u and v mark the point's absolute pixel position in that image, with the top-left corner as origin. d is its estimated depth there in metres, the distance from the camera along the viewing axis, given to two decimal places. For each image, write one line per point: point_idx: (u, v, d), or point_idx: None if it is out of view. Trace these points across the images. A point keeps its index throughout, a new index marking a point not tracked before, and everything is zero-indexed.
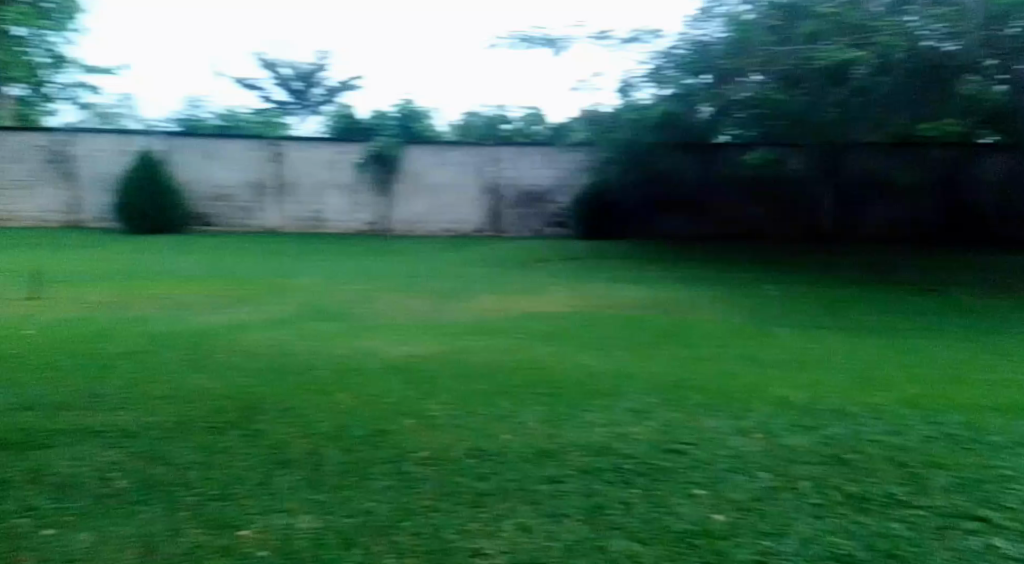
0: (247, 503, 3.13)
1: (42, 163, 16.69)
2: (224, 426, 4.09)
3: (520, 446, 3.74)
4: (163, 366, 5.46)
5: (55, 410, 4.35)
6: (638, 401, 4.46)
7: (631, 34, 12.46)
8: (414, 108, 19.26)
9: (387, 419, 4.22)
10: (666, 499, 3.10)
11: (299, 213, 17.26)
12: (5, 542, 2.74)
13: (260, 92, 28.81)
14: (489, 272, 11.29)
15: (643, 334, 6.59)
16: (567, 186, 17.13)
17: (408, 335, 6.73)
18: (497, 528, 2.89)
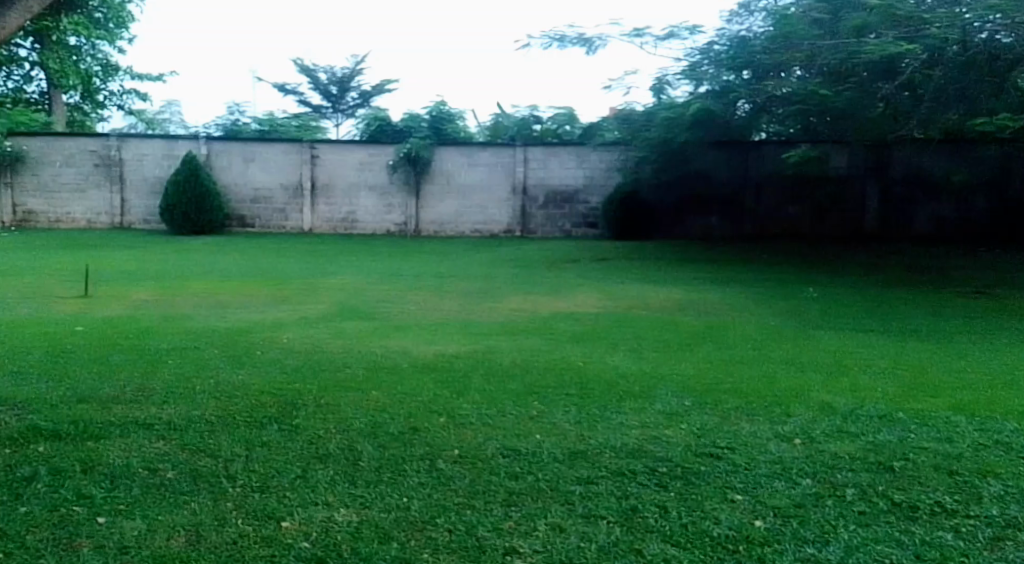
0: (288, 496, 3.16)
1: (94, 168, 17.04)
2: (266, 421, 4.13)
3: (552, 446, 3.72)
4: (205, 362, 5.54)
5: (106, 403, 4.42)
6: (672, 404, 4.41)
7: (669, 30, 12.39)
8: (445, 110, 19.30)
9: (420, 417, 4.21)
10: (703, 503, 3.06)
11: (332, 214, 17.42)
12: (61, 529, 2.82)
13: (296, 96, 29.14)
14: (521, 272, 11.29)
15: (679, 335, 6.54)
16: (599, 187, 17.05)
17: (441, 335, 6.74)
18: (532, 528, 2.87)
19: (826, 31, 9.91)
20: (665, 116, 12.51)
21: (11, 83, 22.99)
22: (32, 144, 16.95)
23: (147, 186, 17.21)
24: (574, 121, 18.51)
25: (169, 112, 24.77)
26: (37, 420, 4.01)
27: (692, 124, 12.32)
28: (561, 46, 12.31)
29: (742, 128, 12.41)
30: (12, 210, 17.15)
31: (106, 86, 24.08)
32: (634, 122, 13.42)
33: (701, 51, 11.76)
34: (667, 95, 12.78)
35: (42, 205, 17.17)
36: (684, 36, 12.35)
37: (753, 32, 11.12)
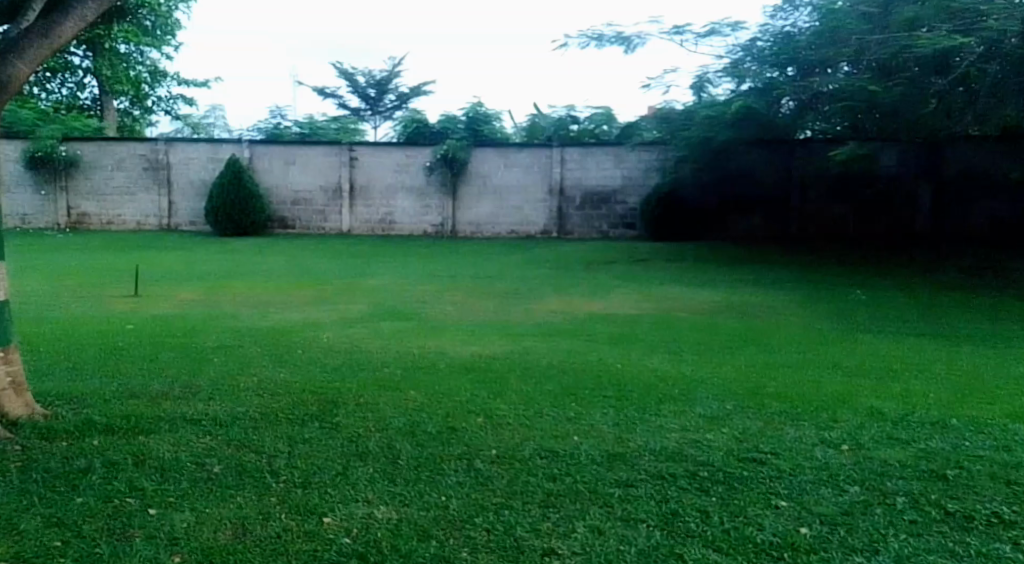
0: (329, 492, 3.18)
1: (142, 171, 17.36)
2: (307, 418, 4.16)
3: (591, 448, 3.68)
4: (249, 360, 5.62)
5: (156, 398, 4.49)
6: (713, 407, 4.35)
7: (710, 27, 12.27)
8: (482, 111, 19.35)
9: (457, 417, 4.20)
10: (746, 509, 3.01)
11: (370, 215, 17.57)
12: (113, 520, 2.88)
13: (336, 100, 29.46)
14: (560, 273, 11.27)
15: (720, 338, 6.46)
16: (637, 188, 16.95)
17: (477, 335, 6.75)
18: (570, 529, 2.85)
19: (875, 26, 9.76)
20: (706, 115, 12.47)
21: (64, 89, 23.52)
22: (86, 148, 17.29)
23: (193, 189, 17.52)
24: (611, 120, 18.48)
25: (213, 116, 25.18)
26: (91, 414, 4.07)
27: (734, 123, 12.19)
28: (600, 45, 12.26)
29: (785, 127, 12.24)
30: (66, 213, 17.51)
31: (154, 91, 24.56)
32: (674, 121, 13.46)
33: (743, 48, 11.64)
34: (708, 93, 12.76)
35: (95, 208, 17.53)
36: (726, 33, 12.23)
37: (798, 28, 11.02)
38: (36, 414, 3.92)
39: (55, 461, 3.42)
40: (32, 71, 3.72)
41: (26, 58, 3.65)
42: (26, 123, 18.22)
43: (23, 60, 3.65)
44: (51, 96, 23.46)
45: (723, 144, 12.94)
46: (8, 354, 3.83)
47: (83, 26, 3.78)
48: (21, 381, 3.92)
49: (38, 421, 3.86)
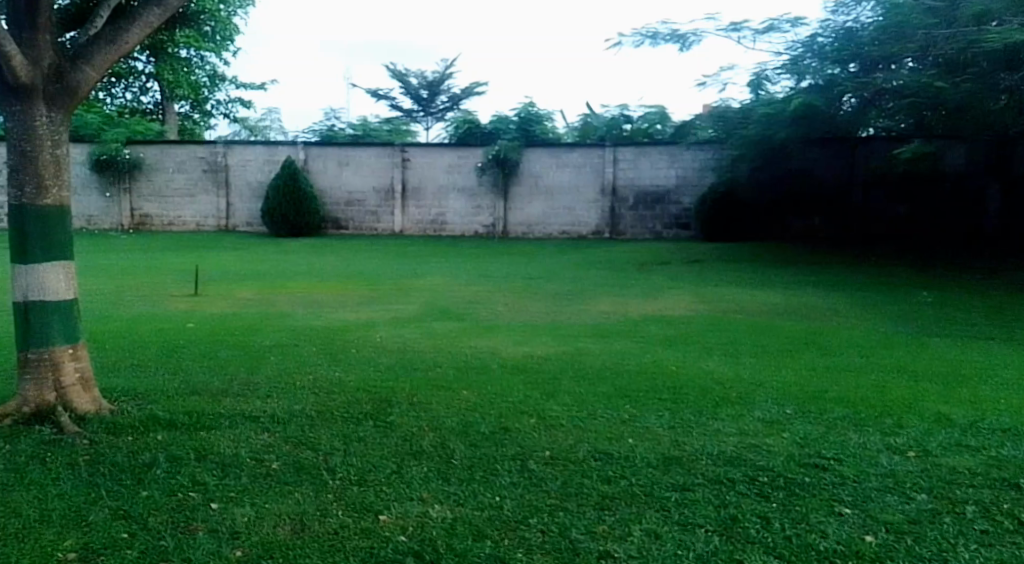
0: (385, 490, 3.20)
1: (202, 174, 17.79)
2: (362, 417, 4.19)
3: (645, 451, 3.63)
4: (305, 359, 5.69)
5: (216, 395, 4.59)
6: (772, 411, 4.27)
7: (768, 23, 12.08)
8: (534, 111, 19.35)
9: (510, 417, 4.20)
10: (807, 516, 2.94)
11: (422, 215, 17.71)
12: (176, 514, 2.95)
13: (389, 101, 29.80)
14: (613, 273, 11.22)
15: (780, 340, 6.34)
16: (691, 188, 16.73)
17: (529, 335, 6.74)
18: (625, 533, 2.81)
19: (941, 20, 9.49)
20: (763, 113, 12.24)
21: (128, 94, 24.22)
22: (148, 151, 17.77)
23: (250, 190, 17.88)
24: (666, 119, 18.24)
25: (269, 119, 25.69)
26: (155, 410, 4.17)
27: (792, 121, 11.97)
28: (654, 43, 12.17)
29: (847, 125, 11.96)
30: (129, 214, 18.03)
31: (213, 95, 25.18)
32: (730, 119, 13.36)
33: (804, 45, 11.52)
34: (766, 90, 12.62)
35: (157, 209, 18.02)
36: (785, 29, 12.01)
37: (861, 24, 10.85)
38: (104, 410, 4.01)
39: (121, 455, 3.51)
40: (99, 76, 3.82)
41: (94, 62, 3.75)
42: (92, 127, 18.83)
43: (91, 64, 3.75)
44: (116, 101, 24.19)
45: (781, 144, 12.70)
46: (77, 350, 3.93)
47: (148, 32, 3.89)
48: (89, 378, 4.02)
49: (105, 416, 3.96)
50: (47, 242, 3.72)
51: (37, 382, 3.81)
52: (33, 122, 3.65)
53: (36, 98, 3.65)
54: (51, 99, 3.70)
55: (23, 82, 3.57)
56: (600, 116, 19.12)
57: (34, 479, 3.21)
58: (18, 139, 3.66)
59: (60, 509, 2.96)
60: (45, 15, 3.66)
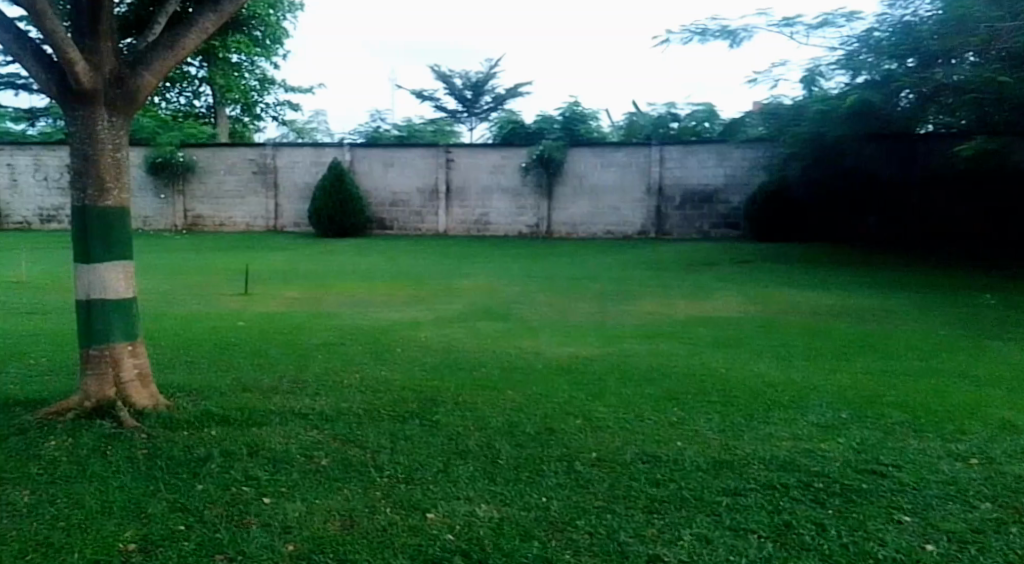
0: (431, 489, 3.20)
1: (252, 176, 18.08)
2: (407, 417, 4.19)
3: (695, 455, 3.57)
4: (352, 357, 5.73)
5: (266, 392, 4.65)
6: (826, 415, 4.17)
7: (822, 18, 11.88)
8: (579, 110, 19.25)
9: (556, 418, 4.18)
10: (865, 523, 2.86)
11: (466, 215, 17.79)
12: (229, 508, 2.98)
13: (433, 102, 29.98)
14: (660, 274, 11.13)
15: (833, 343, 6.20)
16: (740, 187, 16.47)
17: (576, 335, 6.71)
18: (675, 536, 2.77)
19: (1006, 12, 9.23)
20: (818, 109, 12.04)
21: (181, 99, 24.76)
22: (200, 154, 18.10)
23: (299, 192, 18.15)
24: (714, 117, 17.95)
25: (316, 121, 26.01)
26: (208, 406, 4.24)
27: (847, 118, 11.73)
28: (704, 40, 12.02)
29: (903, 122, 11.68)
30: (182, 215, 18.40)
31: (263, 99, 25.61)
32: (782, 116, 13.35)
33: (859, 40, 11.58)
34: (819, 86, 12.62)
35: (209, 210, 18.36)
36: (840, 24, 11.78)
37: (919, 17, 10.74)
38: (160, 406, 4.08)
39: (177, 449, 3.57)
40: (157, 80, 3.90)
41: (152, 68, 3.83)
42: (147, 130, 19.28)
43: (150, 70, 3.83)
44: (170, 105, 24.75)
45: (833, 142, 12.45)
46: (136, 347, 4.01)
47: (204, 37, 3.95)
48: (146, 374, 4.09)
49: (162, 411, 4.03)
50: (108, 244, 3.81)
51: (98, 377, 3.90)
52: (94, 127, 3.73)
53: (98, 103, 3.73)
54: (111, 104, 3.78)
55: (85, 87, 3.65)
56: (646, 114, 18.96)
57: (96, 471, 3.29)
58: (81, 141, 3.74)
59: (120, 500, 3.02)
60: (106, 22, 3.73)
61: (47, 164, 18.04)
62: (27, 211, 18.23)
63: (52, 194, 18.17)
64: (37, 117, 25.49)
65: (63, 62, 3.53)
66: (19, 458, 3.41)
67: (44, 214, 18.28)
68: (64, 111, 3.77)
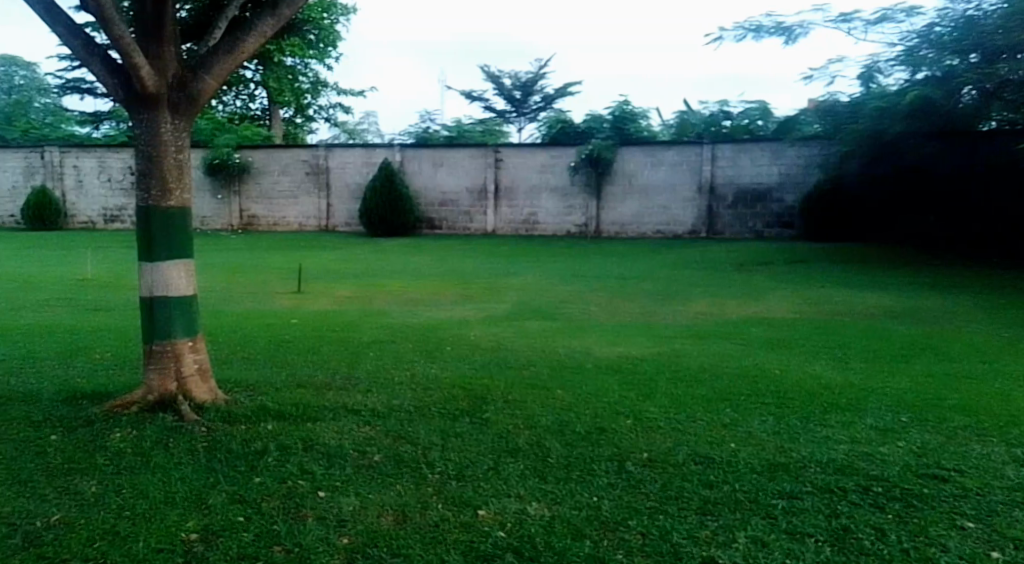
0: (482, 485, 3.22)
1: (306, 176, 18.39)
2: (458, 414, 4.23)
3: (750, 457, 3.53)
4: (402, 355, 5.80)
5: (320, 388, 4.74)
6: (885, 418, 4.09)
7: (881, 14, 11.62)
8: (629, 108, 19.03)
9: (606, 418, 4.16)
10: (927, 528, 2.79)
11: (514, 215, 17.85)
12: (286, 500, 3.05)
13: (482, 102, 30.09)
14: (712, 274, 11.01)
15: (891, 345, 6.05)
16: (794, 185, 16.18)
17: (626, 335, 6.68)
18: (729, 539, 2.75)
19: None
20: (876, 106, 11.81)
21: (237, 102, 25.28)
22: (256, 155, 18.48)
23: (351, 192, 18.40)
24: (767, 114, 17.79)
25: (367, 122, 26.35)
26: (265, 401, 4.33)
27: (906, 116, 11.45)
28: (758, 37, 11.85)
29: (965, 119, 11.37)
30: (238, 214, 18.80)
31: (315, 101, 26.03)
32: (839, 114, 13.30)
33: (920, 35, 11.44)
34: (877, 83, 12.58)
35: (263, 210, 18.72)
36: (900, 19, 11.51)
37: (983, 11, 10.47)
38: (219, 400, 4.19)
39: (235, 442, 3.65)
40: (217, 84, 3.99)
41: (213, 73, 3.94)
42: (205, 133, 19.75)
43: (210, 74, 3.93)
44: (226, 108, 25.30)
45: (891, 140, 12.17)
46: (196, 343, 4.11)
47: (262, 42, 4.02)
48: (206, 369, 4.20)
49: (221, 406, 4.13)
50: (169, 243, 3.92)
51: (161, 371, 4.01)
52: (158, 130, 3.84)
53: (161, 107, 3.84)
54: (174, 107, 3.89)
55: (149, 91, 3.76)
56: (697, 113, 18.76)
57: (159, 463, 3.39)
58: (145, 144, 3.85)
59: (183, 491, 3.10)
60: (169, 27, 3.84)
61: (110, 165, 18.61)
62: (92, 211, 18.84)
63: (116, 195, 18.75)
64: (102, 121, 26.35)
65: (129, 67, 3.64)
66: (87, 449, 3.53)
67: (108, 214, 18.86)
68: (129, 114, 3.89)
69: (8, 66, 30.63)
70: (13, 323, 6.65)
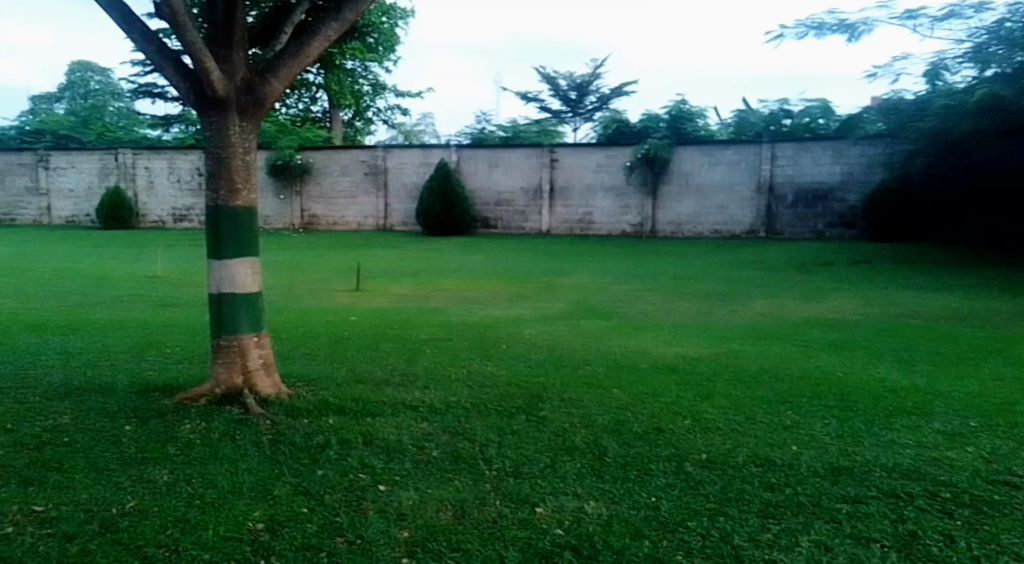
0: (540, 483, 3.24)
1: (364, 177, 18.68)
2: (514, 412, 4.26)
3: (812, 460, 3.48)
4: (459, 353, 5.86)
5: (379, 384, 4.82)
6: (953, 423, 3.98)
7: (949, 9, 11.28)
8: (686, 108, 18.81)
9: (664, 418, 4.15)
10: (998, 536, 2.73)
11: (570, 215, 17.83)
12: (350, 493, 3.12)
13: (538, 103, 30.08)
14: (770, 274, 10.84)
15: (960, 348, 5.89)
16: (856, 185, 15.81)
17: (684, 336, 6.63)
18: (791, 542, 2.72)
19: None
20: (943, 104, 11.50)
21: (299, 104, 25.76)
22: (316, 156, 18.84)
23: (408, 192, 18.62)
24: (829, 113, 17.40)
25: (424, 123, 26.63)
26: (327, 396, 4.43)
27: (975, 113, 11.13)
28: (820, 34, 11.62)
29: None
30: (299, 214, 19.17)
31: (374, 103, 26.46)
32: (904, 111, 12.98)
33: (990, 31, 11.10)
34: (944, 80, 12.31)
35: (323, 210, 19.06)
36: (968, 15, 11.16)
37: None
38: (283, 394, 4.29)
39: (298, 436, 3.75)
40: (283, 88, 4.10)
41: (279, 76, 4.04)
42: (268, 134, 20.21)
43: (277, 77, 4.03)
44: (289, 111, 25.81)
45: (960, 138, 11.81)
46: (261, 338, 4.23)
47: (326, 45, 4.12)
48: (271, 363, 4.31)
49: (285, 399, 4.24)
50: (236, 241, 4.03)
51: (228, 365, 4.13)
52: (227, 132, 3.97)
53: (230, 110, 3.96)
54: (242, 110, 4.01)
55: (219, 94, 3.89)
56: (757, 111, 18.45)
57: (227, 454, 3.49)
58: (214, 146, 3.98)
59: (249, 482, 3.20)
60: (239, 32, 3.95)
61: (179, 167, 19.18)
62: (161, 212, 19.45)
63: (184, 196, 19.31)
64: (171, 123, 27.17)
65: (200, 72, 3.76)
66: (159, 440, 3.66)
67: (176, 214, 19.45)
68: (199, 116, 4.01)
69: (83, 71, 31.81)
70: (88, 318, 6.92)
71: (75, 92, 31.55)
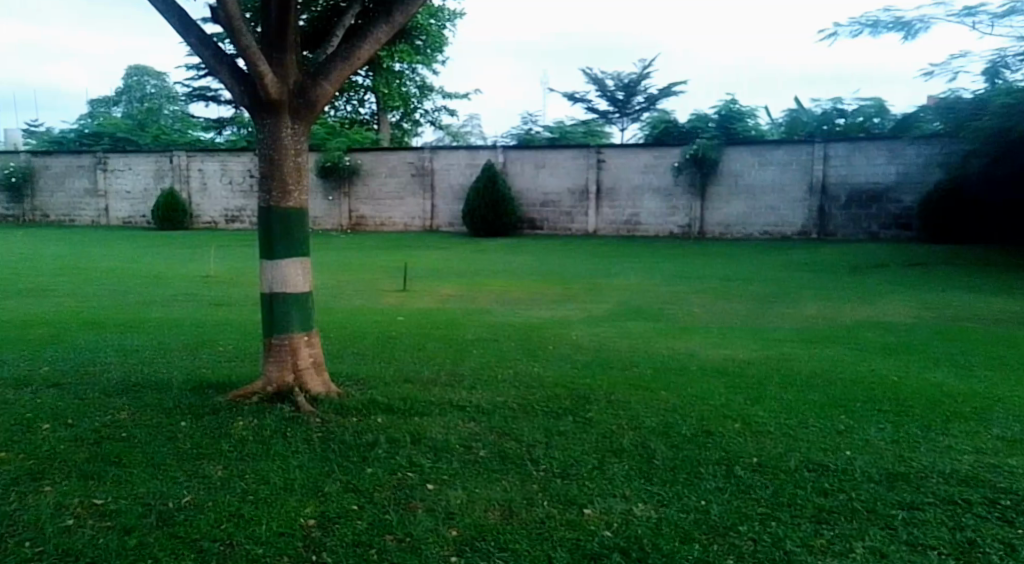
0: (587, 484, 3.22)
1: (411, 178, 18.83)
2: (561, 413, 4.24)
3: (867, 465, 3.39)
4: (506, 354, 5.86)
5: (427, 384, 4.85)
6: (1015, 429, 3.85)
7: (1010, 6, 10.94)
8: (736, 108, 18.59)
9: (713, 421, 4.10)
10: None
11: (616, 215, 17.73)
12: (399, 491, 3.14)
13: (585, 104, 29.97)
14: (821, 277, 10.63)
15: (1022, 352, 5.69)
16: (912, 186, 15.42)
17: (733, 338, 6.54)
18: (846, 548, 2.66)
19: None
20: (1003, 102, 11.16)
21: (348, 106, 26.07)
22: (364, 158, 19.05)
23: (454, 193, 18.71)
24: (883, 112, 17.14)
25: (471, 125, 26.76)
26: (375, 395, 4.47)
27: None
28: (875, 32, 11.37)
29: None
30: (347, 215, 19.41)
31: (421, 105, 26.66)
32: (963, 110, 12.63)
33: None
34: (1004, 79, 11.98)
35: (371, 211, 19.25)
36: None
37: None
38: (332, 393, 4.34)
39: (348, 434, 3.79)
40: (335, 90, 4.15)
41: (331, 78, 4.09)
42: (318, 137, 20.51)
43: (328, 80, 4.09)
44: (338, 113, 26.15)
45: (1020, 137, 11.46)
46: (311, 336, 4.28)
47: (376, 48, 4.17)
48: (321, 362, 4.37)
49: (334, 397, 4.29)
50: (288, 240, 4.09)
51: (279, 363, 4.19)
52: (280, 133, 4.03)
53: (283, 112, 4.03)
54: (294, 112, 4.07)
55: (273, 97, 3.95)
56: (809, 110, 18.13)
57: (278, 451, 3.54)
58: (268, 147, 4.04)
59: (300, 479, 3.24)
60: (292, 35, 4.02)
61: (232, 169, 19.58)
62: (214, 212, 19.88)
63: (236, 197, 19.70)
64: (224, 126, 27.75)
65: (254, 75, 3.83)
66: (213, 436, 3.73)
67: (228, 215, 19.85)
68: (253, 118, 4.08)
69: (140, 76, 32.70)
70: (145, 316, 7.09)
71: (132, 96, 32.47)
